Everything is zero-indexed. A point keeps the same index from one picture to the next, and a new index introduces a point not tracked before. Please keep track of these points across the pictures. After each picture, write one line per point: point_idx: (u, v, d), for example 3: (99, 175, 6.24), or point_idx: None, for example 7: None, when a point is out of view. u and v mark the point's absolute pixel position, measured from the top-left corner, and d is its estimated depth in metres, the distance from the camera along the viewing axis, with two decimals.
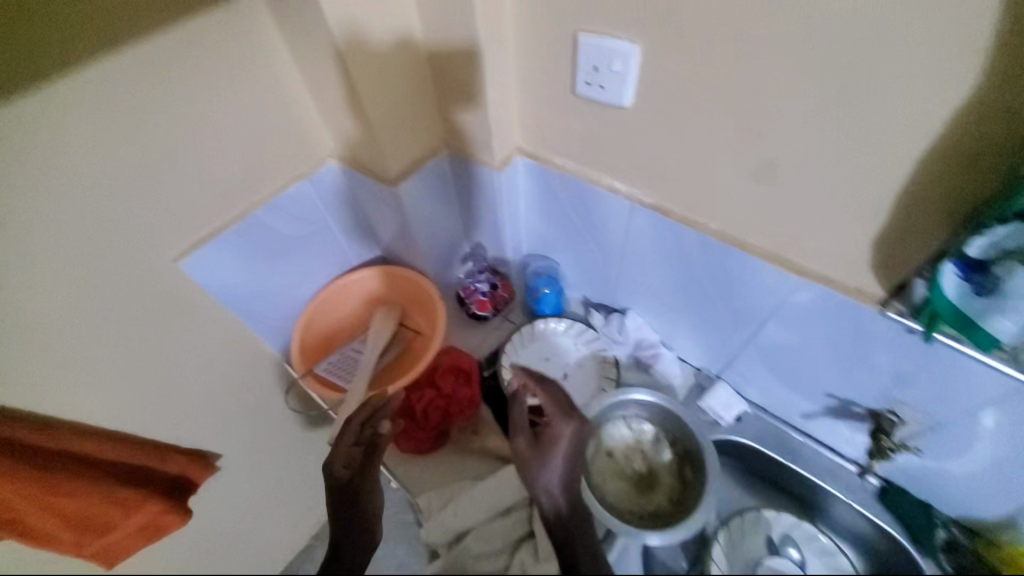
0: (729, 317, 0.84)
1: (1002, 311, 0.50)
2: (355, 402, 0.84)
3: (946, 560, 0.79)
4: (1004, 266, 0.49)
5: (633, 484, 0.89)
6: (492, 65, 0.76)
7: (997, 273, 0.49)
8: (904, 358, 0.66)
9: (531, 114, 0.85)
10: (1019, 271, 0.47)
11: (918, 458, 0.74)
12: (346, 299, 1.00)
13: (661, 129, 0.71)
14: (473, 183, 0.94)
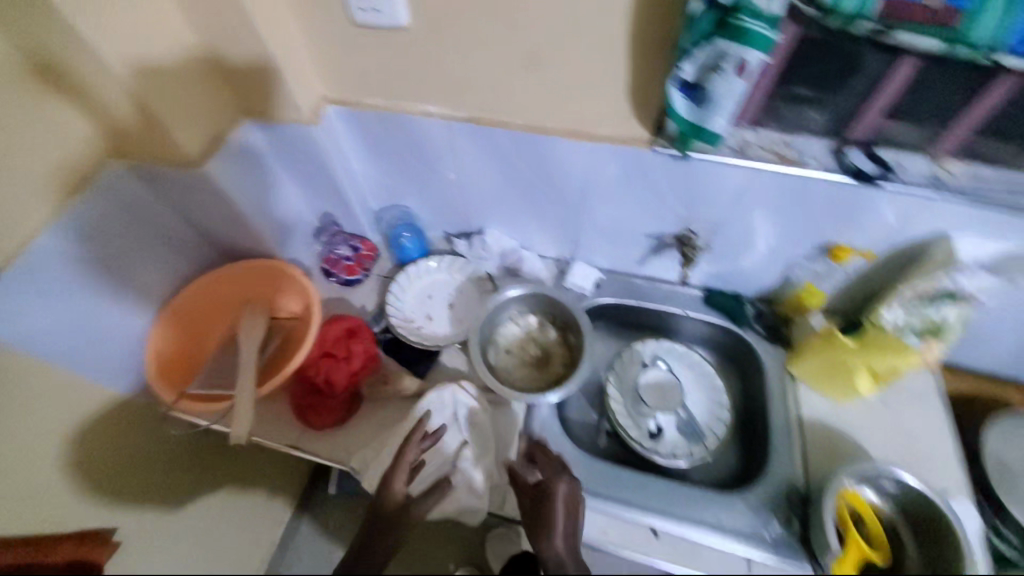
0: (559, 200, 0.93)
1: (716, 113, 0.63)
2: (244, 403, 0.83)
3: (757, 324, 0.97)
4: (709, 78, 0.60)
5: (534, 366, 0.95)
6: (267, 22, 0.71)
7: (706, 85, 0.61)
8: (676, 176, 0.79)
9: (326, 62, 0.80)
10: (719, 78, 0.59)
11: (711, 258, 0.94)
12: (205, 309, 0.98)
13: (447, 37, 0.71)
14: (293, 148, 0.89)
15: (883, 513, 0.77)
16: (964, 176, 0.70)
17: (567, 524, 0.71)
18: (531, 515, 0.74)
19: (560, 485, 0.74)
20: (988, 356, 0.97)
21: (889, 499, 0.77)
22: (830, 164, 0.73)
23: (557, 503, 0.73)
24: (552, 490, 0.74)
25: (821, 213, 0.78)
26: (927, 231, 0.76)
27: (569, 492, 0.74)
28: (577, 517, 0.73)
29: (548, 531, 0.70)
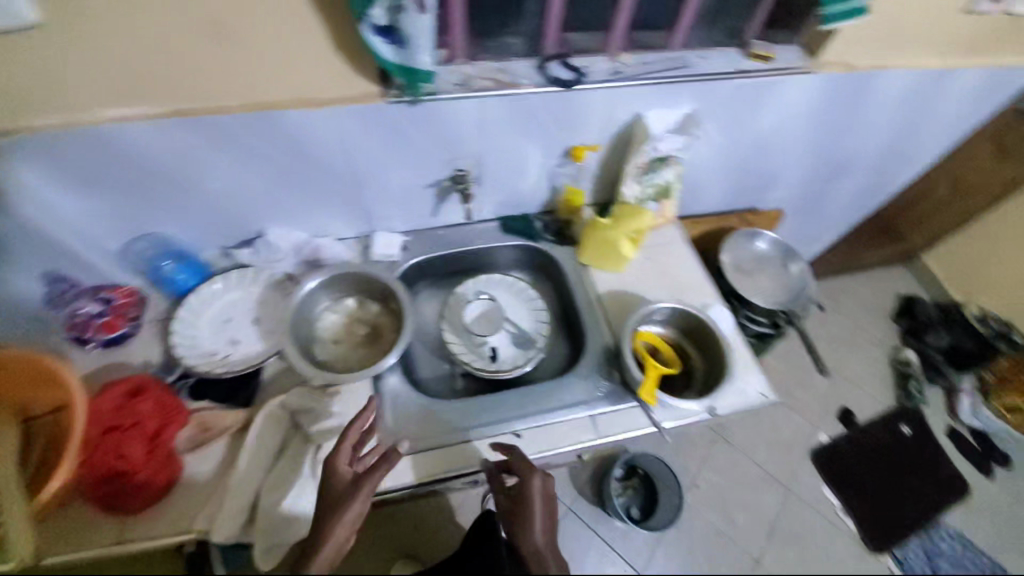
0: (328, 175, 0.91)
1: (419, 52, 0.68)
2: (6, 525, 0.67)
3: (547, 233, 1.12)
4: (398, 19, 0.65)
5: (367, 343, 0.92)
6: None
7: (399, 27, 0.66)
8: (420, 121, 0.84)
9: None
10: (408, 18, 0.64)
11: (488, 185, 1.03)
12: None
13: (95, 26, 0.66)
14: None
15: (671, 338, 1.00)
16: (633, 66, 0.88)
17: (543, 516, 0.78)
18: (511, 516, 0.79)
19: (536, 481, 0.81)
20: (710, 199, 1.28)
21: (670, 327, 1.00)
22: (539, 80, 0.84)
23: (534, 498, 0.79)
24: (530, 485, 0.80)
25: (552, 121, 0.90)
26: (629, 117, 0.94)
27: (546, 489, 0.81)
28: (552, 505, 0.80)
29: (529, 525, 0.76)
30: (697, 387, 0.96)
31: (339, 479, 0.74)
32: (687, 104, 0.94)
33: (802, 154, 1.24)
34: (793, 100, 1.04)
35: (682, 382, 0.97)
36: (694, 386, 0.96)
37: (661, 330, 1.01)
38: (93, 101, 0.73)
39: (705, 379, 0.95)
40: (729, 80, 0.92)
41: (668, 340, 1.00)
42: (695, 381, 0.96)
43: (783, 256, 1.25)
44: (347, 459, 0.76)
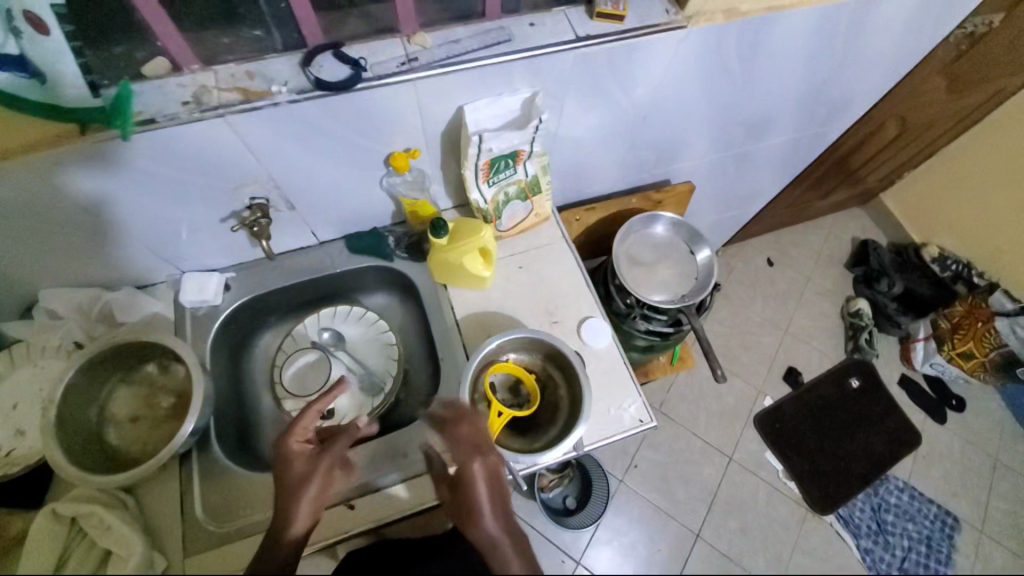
0: (80, 228, 0.74)
1: (63, 85, 0.58)
2: None
3: (401, 250, 0.95)
4: (28, 50, 0.56)
5: (174, 417, 0.80)
6: None
7: (30, 56, 0.56)
8: (157, 157, 0.65)
9: None
10: (36, 46, 0.56)
11: (305, 208, 0.85)
12: None
13: None
14: None
15: (535, 366, 0.87)
16: (433, 48, 0.68)
17: (493, 502, 0.65)
18: (455, 509, 0.67)
19: (474, 470, 0.66)
20: (602, 180, 1.11)
21: (531, 353, 0.87)
22: (301, 84, 0.63)
23: (476, 486, 0.66)
24: (465, 474, 0.66)
25: (346, 131, 0.71)
26: (450, 111, 0.75)
27: (486, 473, 0.67)
28: (502, 493, 0.67)
29: (475, 513, 0.64)
30: (561, 420, 0.82)
31: (295, 460, 0.65)
32: (522, 86, 0.75)
33: (706, 118, 1.04)
34: (673, 60, 0.83)
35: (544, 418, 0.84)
36: (557, 420, 0.83)
37: (523, 358, 0.87)
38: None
39: (567, 413, 0.82)
40: (572, 51, 0.72)
41: (532, 368, 0.87)
42: (559, 416, 0.83)
43: (687, 240, 1.10)
44: (300, 436, 0.68)
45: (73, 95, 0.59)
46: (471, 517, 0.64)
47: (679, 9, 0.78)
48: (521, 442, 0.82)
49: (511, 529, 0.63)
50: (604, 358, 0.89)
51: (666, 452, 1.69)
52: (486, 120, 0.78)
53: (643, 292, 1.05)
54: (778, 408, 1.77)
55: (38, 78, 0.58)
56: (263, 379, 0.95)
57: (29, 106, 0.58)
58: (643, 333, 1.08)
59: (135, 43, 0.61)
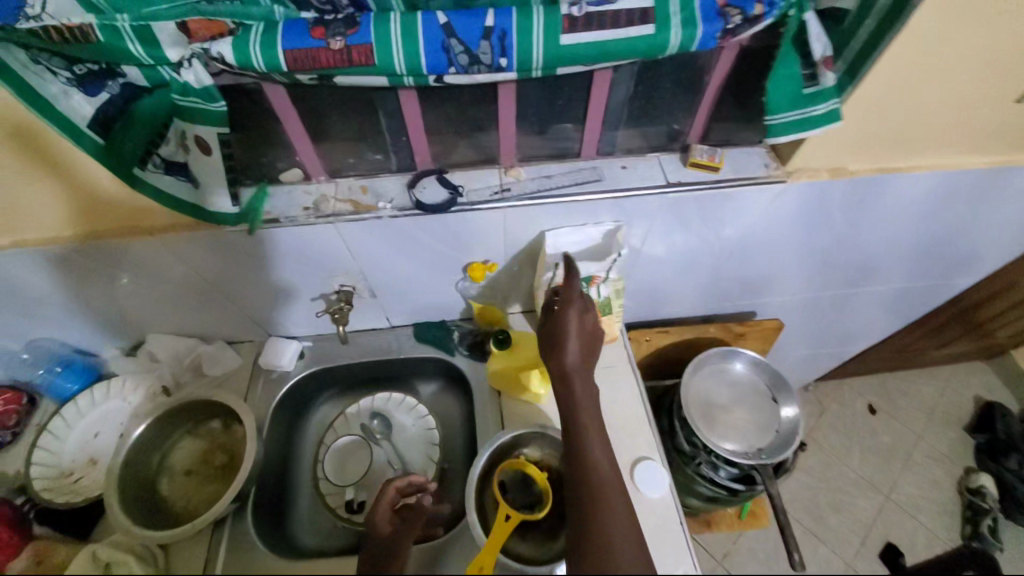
0: (196, 292, 0.85)
1: (213, 192, 0.62)
2: None
3: (463, 348, 0.97)
4: (191, 160, 0.59)
5: (221, 477, 0.83)
6: None
7: (190, 166, 0.60)
8: (273, 247, 0.74)
9: None
10: (198, 159, 0.59)
11: (384, 298, 0.90)
12: None
13: None
14: None
15: (551, 464, 0.81)
16: (526, 182, 0.72)
17: (579, 337, 0.69)
18: (545, 332, 0.72)
19: (571, 347, 0.68)
20: (681, 304, 1.07)
21: (552, 451, 0.82)
22: (404, 203, 0.70)
23: (568, 317, 0.70)
24: (562, 348, 0.68)
25: (435, 242, 0.76)
26: (534, 235, 0.78)
27: (580, 308, 0.71)
28: (590, 338, 0.71)
29: (561, 338, 0.69)
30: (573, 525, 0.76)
31: (381, 527, 0.70)
32: (605, 220, 0.77)
33: (803, 260, 0.97)
34: (768, 208, 0.81)
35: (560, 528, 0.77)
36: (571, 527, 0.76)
37: (539, 455, 0.82)
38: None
39: None
40: (661, 195, 0.73)
41: (549, 466, 0.81)
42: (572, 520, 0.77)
43: (771, 386, 0.99)
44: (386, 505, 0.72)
45: (220, 201, 0.63)
46: (579, 389, 0.67)
47: (779, 163, 0.77)
48: (534, 546, 0.76)
49: (587, 355, 0.70)
50: (659, 512, 0.79)
51: None
52: (565, 245, 0.79)
53: (712, 436, 0.95)
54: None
55: (194, 183, 0.61)
56: (313, 451, 0.97)
57: (180, 208, 0.62)
58: (709, 483, 0.96)
59: (278, 155, 0.68)
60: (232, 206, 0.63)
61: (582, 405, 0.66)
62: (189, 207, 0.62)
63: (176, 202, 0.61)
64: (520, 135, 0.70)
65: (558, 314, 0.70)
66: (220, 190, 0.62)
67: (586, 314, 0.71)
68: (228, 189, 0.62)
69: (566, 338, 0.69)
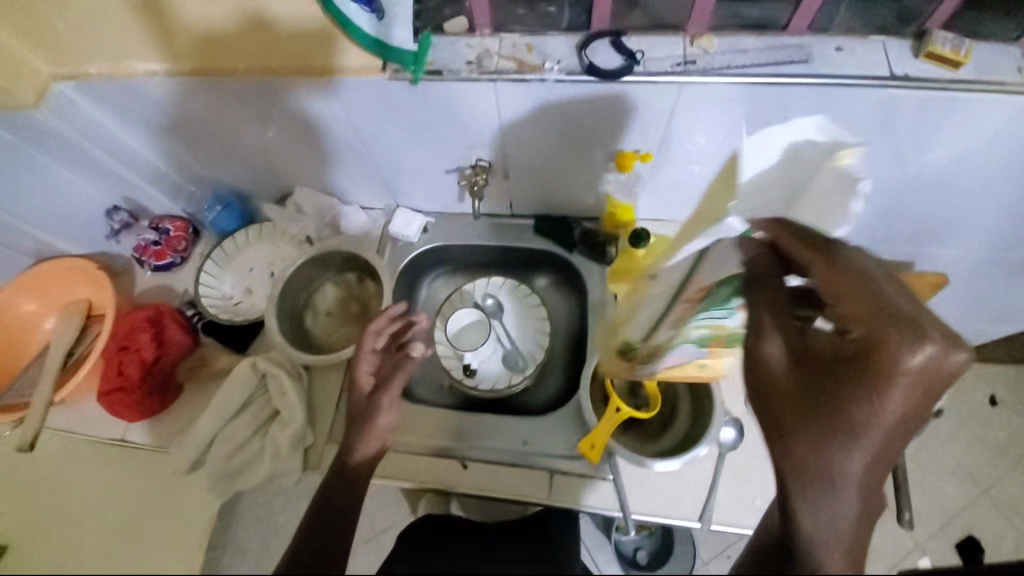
0: (344, 148, 0.86)
1: (394, 25, 0.66)
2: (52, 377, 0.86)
3: (581, 249, 0.94)
4: None
5: (355, 322, 0.93)
6: None
7: None
8: (427, 103, 0.71)
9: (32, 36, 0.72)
10: None
11: (516, 181, 0.88)
12: (63, 284, 0.97)
13: None
14: (55, 143, 0.82)
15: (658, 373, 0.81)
16: (715, 54, 0.63)
17: (909, 402, 0.40)
18: (837, 354, 0.43)
19: (893, 409, 0.40)
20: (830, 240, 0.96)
21: None
22: (571, 66, 0.64)
23: (909, 372, 0.40)
24: (880, 407, 0.40)
25: (590, 121, 0.71)
26: (700, 128, 0.71)
27: (941, 362, 0.39)
28: (925, 402, 0.41)
29: (878, 391, 0.40)
30: (677, 433, 0.77)
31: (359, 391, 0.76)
32: (791, 117, 0.67)
33: (1013, 211, 0.80)
34: (1001, 130, 0.65)
35: (663, 433, 0.79)
36: (672, 433, 0.77)
37: None
38: (133, 47, 0.74)
39: (687, 427, 0.76)
40: (879, 88, 0.61)
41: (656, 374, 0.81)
42: (675, 427, 0.78)
43: None
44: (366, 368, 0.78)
45: (400, 37, 0.66)
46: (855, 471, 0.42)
47: None
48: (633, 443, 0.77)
49: (903, 428, 0.41)
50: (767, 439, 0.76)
51: None
52: (752, 167, 0.56)
53: None
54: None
55: (377, 15, 0.65)
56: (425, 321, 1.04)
57: (364, 40, 0.64)
58: None
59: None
60: (411, 41, 0.67)
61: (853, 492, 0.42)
62: (372, 41, 0.65)
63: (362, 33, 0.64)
64: None
65: (880, 380, 0.40)
66: (404, 24, 0.66)
67: (941, 369, 0.40)
68: (410, 26, 0.67)
69: (873, 426, 0.41)
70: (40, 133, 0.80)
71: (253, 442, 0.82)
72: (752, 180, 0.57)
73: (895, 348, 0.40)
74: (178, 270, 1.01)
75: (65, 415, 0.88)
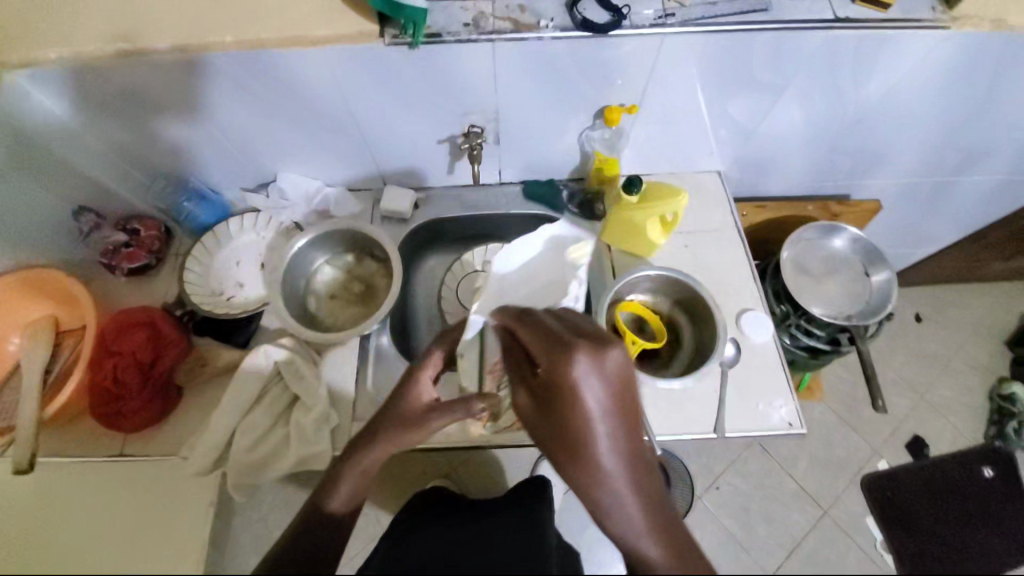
0: (333, 126, 0.86)
1: None
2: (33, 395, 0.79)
3: (573, 207, 0.98)
4: None
5: (360, 301, 0.92)
6: None
7: None
8: (420, 67, 0.74)
9: None
10: None
11: (506, 147, 0.91)
12: (24, 301, 0.89)
13: None
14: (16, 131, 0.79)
15: (659, 308, 0.90)
16: (691, 7, 0.72)
17: (598, 400, 0.50)
18: (543, 403, 0.54)
19: (589, 404, 0.50)
20: (787, 181, 1.07)
21: (656, 295, 0.91)
22: (565, 22, 0.71)
23: (576, 391, 0.50)
24: (576, 410, 0.51)
25: (581, 78, 0.77)
26: (677, 78, 0.79)
27: (598, 372, 0.50)
28: (626, 378, 0.52)
29: (568, 404, 0.51)
30: (684, 357, 0.87)
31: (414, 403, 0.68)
32: (757, 64, 0.76)
33: (927, 138, 0.95)
34: (920, 61, 0.77)
35: (672, 360, 0.87)
36: (679, 358, 0.87)
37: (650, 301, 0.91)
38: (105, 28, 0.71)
39: (693, 350, 0.86)
40: (828, 28, 0.71)
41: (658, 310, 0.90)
42: (680, 353, 0.87)
43: (866, 262, 1.02)
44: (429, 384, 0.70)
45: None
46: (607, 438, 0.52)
47: (946, 9, 0.73)
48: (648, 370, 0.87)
49: (622, 397, 0.52)
50: (763, 352, 0.85)
51: (755, 484, 1.41)
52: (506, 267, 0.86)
53: (803, 300, 1.00)
54: (908, 479, 1.43)
55: None
56: (425, 296, 1.04)
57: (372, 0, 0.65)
58: (794, 345, 1.03)
59: None
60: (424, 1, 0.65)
61: (614, 459, 0.52)
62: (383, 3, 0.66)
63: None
64: None
65: (562, 397, 0.51)
66: None
67: (612, 360, 0.51)
68: None
69: (587, 418, 0.51)
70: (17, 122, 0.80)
71: (276, 432, 0.80)
72: (498, 282, 0.85)
73: (560, 369, 0.50)
74: (156, 273, 0.95)
75: (52, 438, 0.80)
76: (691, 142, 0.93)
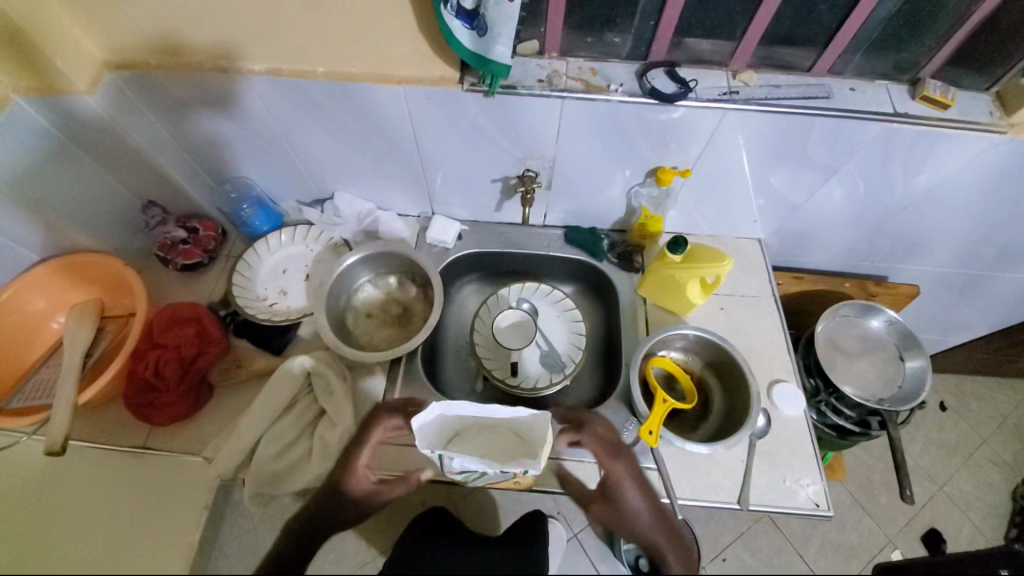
0: (397, 154, 0.90)
1: (495, 40, 0.69)
2: (72, 374, 0.82)
3: (613, 256, 1.00)
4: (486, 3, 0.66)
5: (396, 323, 0.95)
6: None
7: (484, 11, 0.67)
8: (489, 110, 0.79)
9: (102, 28, 0.76)
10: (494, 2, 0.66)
11: (556, 192, 0.95)
12: (77, 282, 0.94)
13: None
14: (104, 127, 0.85)
15: (690, 368, 0.91)
16: (755, 86, 0.77)
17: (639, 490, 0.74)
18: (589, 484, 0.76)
19: (625, 490, 0.73)
20: (828, 255, 1.08)
21: (689, 355, 0.92)
22: (633, 88, 0.76)
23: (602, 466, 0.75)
24: (613, 484, 0.74)
25: (639, 138, 0.81)
26: (732, 149, 0.82)
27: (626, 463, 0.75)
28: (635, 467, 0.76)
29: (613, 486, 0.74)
30: (712, 422, 0.86)
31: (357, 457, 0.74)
32: (813, 144, 0.79)
33: (968, 231, 0.96)
34: (973, 160, 0.80)
35: (700, 423, 0.87)
36: (708, 422, 0.86)
37: (682, 360, 0.92)
38: (216, 48, 0.78)
39: (722, 416, 0.86)
40: (885, 121, 0.74)
41: (689, 371, 0.91)
42: (709, 418, 0.87)
43: (901, 346, 1.00)
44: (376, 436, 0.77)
45: (498, 52, 0.70)
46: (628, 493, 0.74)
47: (1003, 114, 0.76)
48: (675, 430, 0.86)
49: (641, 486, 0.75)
50: (792, 426, 0.84)
51: (765, 559, 1.35)
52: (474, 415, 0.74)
53: (834, 377, 0.98)
54: None
55: (477, 31, 0.69)
56: (457, 325, 1.06)
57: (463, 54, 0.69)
58: (820, 421, 1.02)
59: (526, 25, 0.76)
60: (508, 56, 0.70)
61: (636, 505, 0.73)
62: (471, 60, 0.70)
63: (462, 47, 0.69)
64: (760, 38, 0.75)
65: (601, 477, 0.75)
66: (506, 41, 0.69)
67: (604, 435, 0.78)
68: (509, 43, 0.70)
69: (620, 488, 0.74)
70: (96, 123, 0.84)
71: (299, 443, 0.81)
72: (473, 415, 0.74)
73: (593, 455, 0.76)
74: (206, 270, 0.99)
75: (84, 420, 0.83)
76: (735, 209, 0.96)
